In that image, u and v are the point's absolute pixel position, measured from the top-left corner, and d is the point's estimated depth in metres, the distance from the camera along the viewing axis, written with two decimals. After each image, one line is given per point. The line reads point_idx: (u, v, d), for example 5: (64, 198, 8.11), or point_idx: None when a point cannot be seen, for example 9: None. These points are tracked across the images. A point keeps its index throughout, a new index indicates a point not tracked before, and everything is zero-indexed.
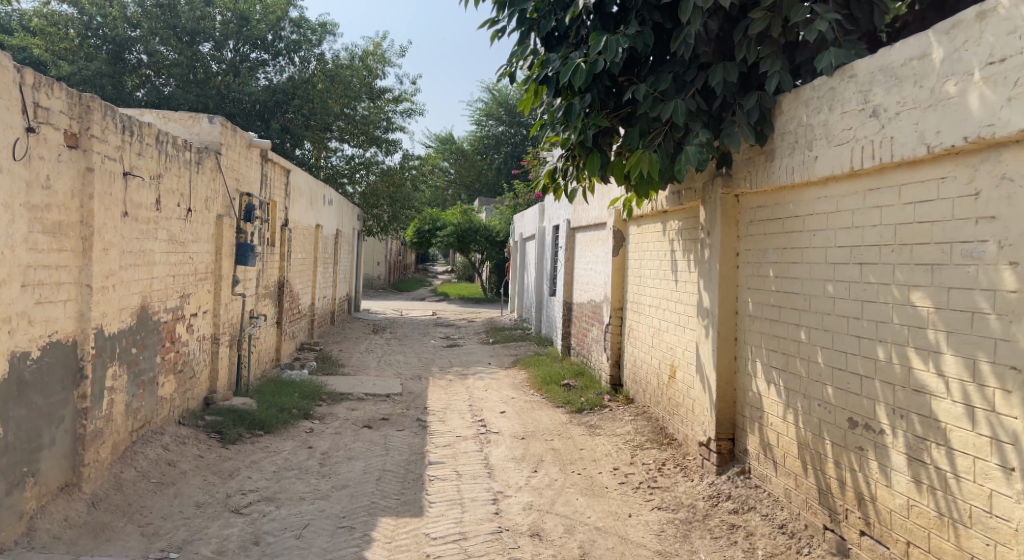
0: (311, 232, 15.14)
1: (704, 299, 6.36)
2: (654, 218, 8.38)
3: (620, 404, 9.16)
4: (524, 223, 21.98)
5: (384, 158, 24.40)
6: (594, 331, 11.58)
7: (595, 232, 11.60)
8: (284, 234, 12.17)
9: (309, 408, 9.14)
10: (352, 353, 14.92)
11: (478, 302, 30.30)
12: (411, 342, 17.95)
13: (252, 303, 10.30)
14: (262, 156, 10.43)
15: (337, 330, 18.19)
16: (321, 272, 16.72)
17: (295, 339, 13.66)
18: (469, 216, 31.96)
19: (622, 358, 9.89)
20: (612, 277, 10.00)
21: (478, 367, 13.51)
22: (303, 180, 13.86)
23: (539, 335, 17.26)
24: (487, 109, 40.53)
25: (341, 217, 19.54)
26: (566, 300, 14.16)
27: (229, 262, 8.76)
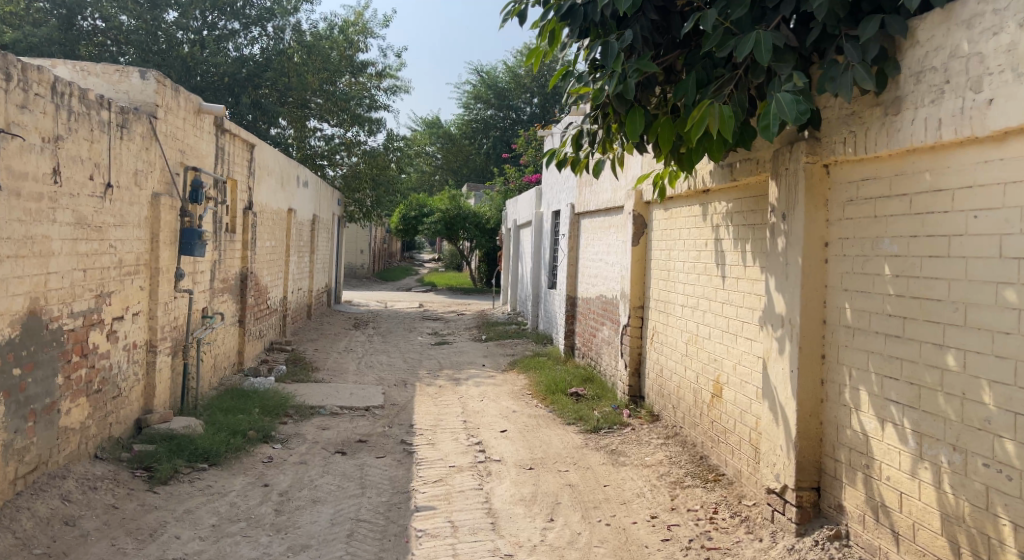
0: (282, 216, 13.60)
1: (774, 302, 4.79)
2: (692, 199, 6.84)
3: (644, 422, 7.65)
4: (519, 209, 20.41)
5: (367, 138, 22.87)
6: (607, 332, 10.07)
7: (608, 218, 10.06)
8: (249, 218, 10.62)
9: (271, 427, 7.61)
10: (329, 353, 13.39)
11: (467, 293, 28.77)
12: (396, 338, 16.42)
13: (206, 299, 8.74)
14: (216, 125, 8.89)
15: (314, 325, 16.62)
16: (295, 263, 15.18)
17: (263, 339, 12.11)
18: (458, 202, 30.41)
19: (643, 366, 8.38)
20: (630, 271, 8.45)
21: (471, 370, 12.01)
22: (271, 159, 12.29)
23: (537, 331, 15.74)
24: (475, 92, 39.00)
25: (319, 200, 18.01)
26: (570, 294, 12.64)
27: (169, 252, 7.22)
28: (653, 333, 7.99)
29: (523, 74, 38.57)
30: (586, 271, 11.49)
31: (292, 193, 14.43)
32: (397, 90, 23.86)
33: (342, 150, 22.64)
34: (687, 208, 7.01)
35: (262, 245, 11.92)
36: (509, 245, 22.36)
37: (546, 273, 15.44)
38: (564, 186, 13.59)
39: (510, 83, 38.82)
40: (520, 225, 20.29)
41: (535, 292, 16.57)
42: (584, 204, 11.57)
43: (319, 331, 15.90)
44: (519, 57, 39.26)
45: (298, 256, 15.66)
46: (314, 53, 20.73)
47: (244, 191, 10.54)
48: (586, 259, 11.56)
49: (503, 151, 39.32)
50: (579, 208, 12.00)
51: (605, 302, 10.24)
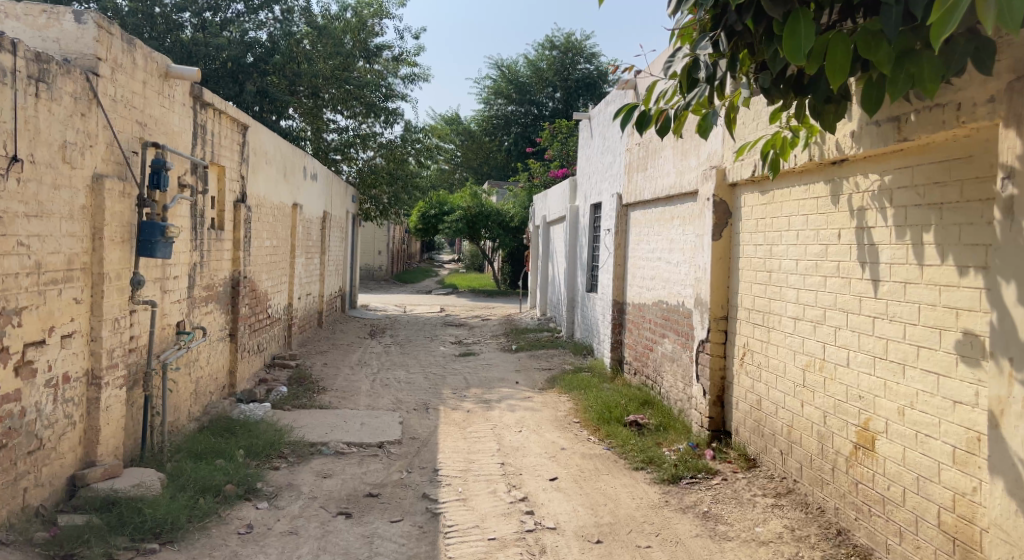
0: (286, 212, 11.99)
1: (1014, 322, 3.44)
2: (803, 175, 5.18)
3: (739, 470, 5.91)
4: (548, 204, 18.76)
5: (383, 130, 21.28)
6: (672, 348, 8.32)
7: (674, 208, 8.34)
8: (242, 213, 8.96)
9: (257, 476, 5.97)
10: (339, 368, 11.75)
11: (490, 295, 27.05)
12: (416, 348, 14.77)
13: (182, 312, 7.10)
14: (192, 96, 7.25)
15: (325, 335, 14.98)
16: (302, 265, 13.56)
17: (262, 355, 10.47)
18: (480, 199, 28.73)
19: (728, 394, 6.65)
20: (710, 273, 6.72)
21: (503, 389, 10.30)
22: (270, 145, 10.67)
23: (574, 340, 14.04)
24: (495, 87, 37.40)
25: (331, 195, 16.45)
26: (617, 299, 10.92)
27: (121, 252, 5.55)
28: (744, 353, 6.25)
29: (545, 67, 36.87)
30: (642, 272, 9.77)
31: (298, 186, 12.85)
32: (416, 77, 22.26)
33: (356, 144, 21.02)
34: (801, 185, 5.24)
35: (259, 246, 10.27)
36: (537, 243, 20.67)
37: (584, 275, 13.79)
38: (607, 174, 11.90)
39: (532, 77, 37.07)
40: (550, 222, 18.60)
41: (569, 296, 14.92)
42: (637, 192, 9.85)
43: (331, 342, 14.25)
44: (540, 50, 37.48)
45: (307, 258, 14.03)
46: (324, 37, 19.18)
47: (235, 180, 8.89)
48: (641, 259, 9.84)
49: (525, 148, 37.58)
50: (631, 198, 10.26)
51: (669, 311, 8.50)
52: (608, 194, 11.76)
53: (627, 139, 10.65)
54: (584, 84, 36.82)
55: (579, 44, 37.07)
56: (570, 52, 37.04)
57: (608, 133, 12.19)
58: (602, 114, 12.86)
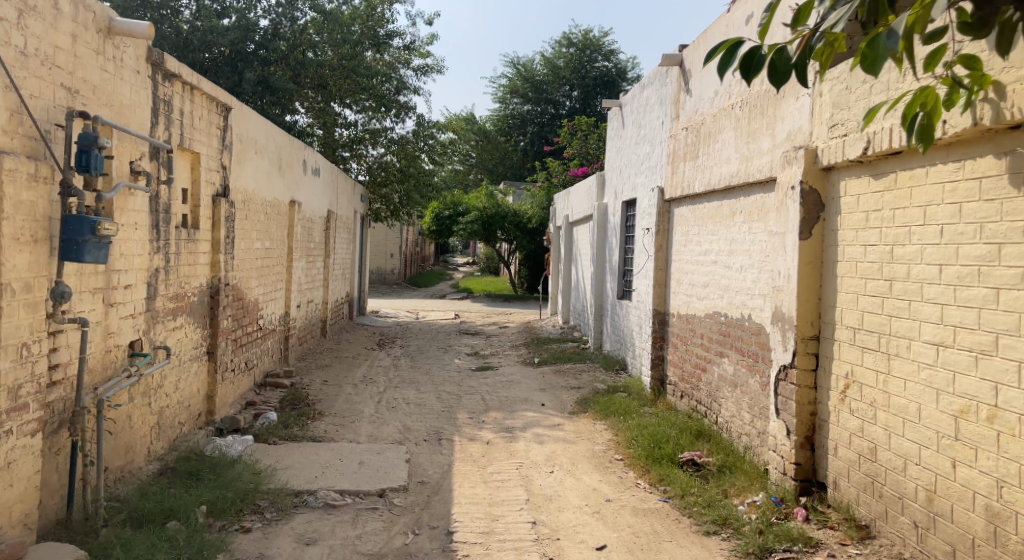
0: (282, 210, 10.69)
1: None
2: (955, 151, 4.06)
3: (850, 543, 4.51)
4: (571, 203, 17.43)
5: (394, 125, 19.98)
6: (736, 370, 6.94)
7: (742, 203, 6.95)
8: (224, 208, 7.65)
9: (219, 542, 4.65)
10: (341, 386, 10.42)
11: (508, 301, 25.68)
12: (428, 360, 13.42)
13: (138, 329, 5.78)
14: (151, 63, 5.94)
15: (329, 346, 13.64)
16: (302, 270, 12.24)
17: (251, 372, 9.14)
18: (496, 199, 27.37)
19: (822, 434, 5.24)
20: (796, 280, 5.36)
21: (527, 413, 8.92)
22: (263, 132, 9.37)
23: (604, 353, 12.67)
24: (511, 85, 36.13)
25: (336, 193, 15.15)
26: (659, 309, 9.55)
27: (33, 258, 4.21)
28: (849, 385, 4.81)
29: (562, 64, 35.50)
30: (692, 277, 8.40)
31: (297, 180, 11.55)
32: (428, 69, 20.92)
33: (366, 139, 19.72)
34: (948, 165, 4.12)
35: (248, 247, 8.95)
36: (558, 245, 19.34)
37: (616, 280, 12.49)
38: (646, 166, 10.59)
39: (548, 75, 35.72)
40: (574, 222, 17.27)
41: (597, 303, 13.61)
42: (687, 185, 8.51)
43: (334, 355, 12.92)
44: (557, 48, 36.15)
45: (308, 261, 12.72)
46: (331, 23, 17.86)
47: (215, 170, 7.58)
48: (691, 262, 8.48)
49: (542, 149, 36.22)
50: (678, 192, 8.90)
51: (731, 326, 7.12)
52: (647, 188, 10.45)
53: (671, 123, 9.31)
54: (603, 82, 35.43)
55: (597, 41, 35.74)
56: (588, 50, 35.71)
57: (646, 119, 10.86)
58: (637, 99, 11.54)
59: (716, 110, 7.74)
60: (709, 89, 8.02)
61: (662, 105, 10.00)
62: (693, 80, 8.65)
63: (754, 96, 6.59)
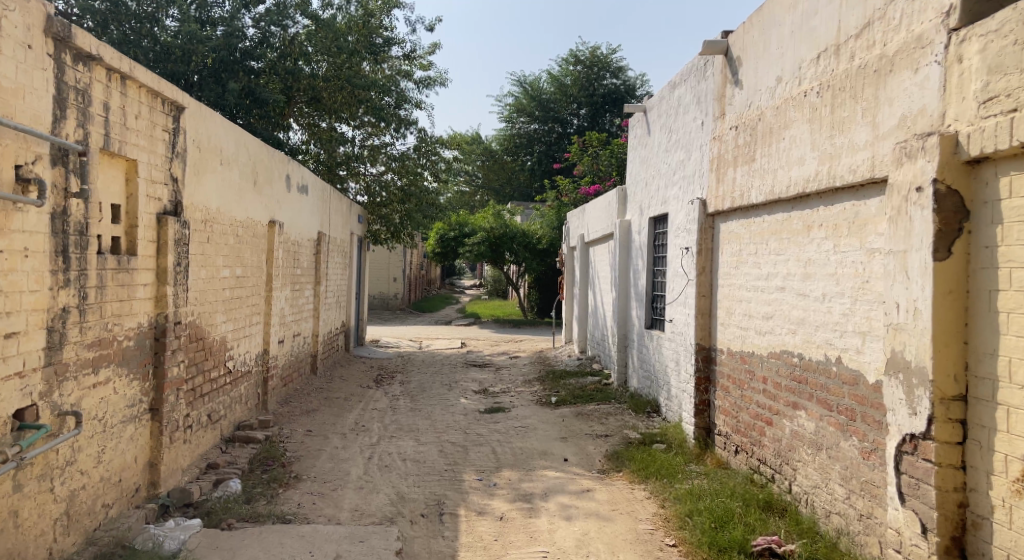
0: (260, 233, 9.24)
1: None
2: None
3: None
4: (587, 221, 16.02)
5: (395, 140, 18.60)
6: (821, 428, 5.46)
7: (822, 217, 5.52)
8: (173, 228, 6.14)
9: None
10: (329, 437, 8.93)
11: (517, 327, 24.20)
12: (431, 399, 11.94)
13: (30, 393, 4.39)
14: (53, 39, 4.57)
15: (319, 385, 12.17)
16: (286, 300, 10.76)
17: (218, 426, 7.67)
18: (503, 220, 25.94)
19: (980, 533, 4.04)
20: (928, 316, 4.17)
21: (550, 474, 7.43)
22: (231, 140, 7.92)
23: (632, 392, 11.24)
24: (518, 105, 34.76)
25: (328, 213, 13.70)
26: (703, 345, 8.11)
27: None
28: None
29: (569, 82, 34.06)
30: (751, 307, 6.94)
31: (279, 198, 10.08)
32: (431, 81, 19.51)
33: (364, 158, 18.32)
34: None
35: (212, 275, 7.46)
36: (572, 267, 17.92)
37: (644, 308, 11.10)
38: (682, 176, 9.16)
39: (556, 93, 34.33)
40: (590, 242, 15.83)
41: (622, 333, 12.23)
42: (739, 194, 7.06)
43: (325, 397, 11.43)
44: (564, 66, 34.79)
45: (293, 288, 11.23)
46: (324, 31, 16.41)
47: (161, 183, 6.06)
48: (747, 288, 7.06)
49: (550, 168, 34.81)
50: (726, 204, 7.44)
51: (811, 372, 5.66)
52: (683, 201, 9.02)
53: (714, 123, 7.84)
54: (612, 100, 34.02)
55: (605, 58, 34.25)
56: (596, 67, 34.18)
57: (680, 122, 9.42)
58: (668, 101, 10.12)
59: (779, 101, 6.25)
60: (767, 77, 6.52)
61: (701, 105, 8.56)
62: (743, 69, 7.14)
63: (841, 75, 5.11)
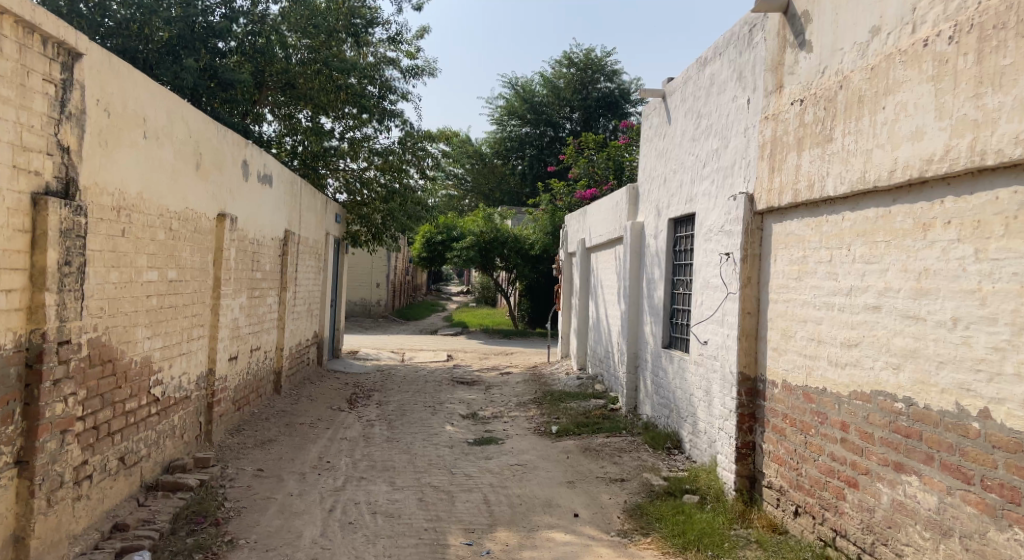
0: (207, 228, 7.65)
1: None
2: None
3: None
4: (589, 224, 14.48)
5: (379, 133, 17.04)
6: (949, 508, 4.07)
7: (960, 216, 4.04)
8: (58, 214, 4.54)
9: None
10: (285, 480, 7.33)
11: (507, 338, 22.62)
12: (413, 426, 10.34)
13: None
14: None
15: (281, 408, 10.53)
16: (240, 310, 9.13)
17: (135, 472, 6.04)
18: (494, 224, 24.35)
19: None
20: None
21: (559, 542, 5.87)
22: (165, 109, 6.31)
23: (648, 422, 9.70)
24: (509, 106, 33.25)
25: (297, 210, 12.10)
26: (748, 376, 6.57)
27: None
28: None
29: (562, 85, 32.63)
30: (819, 331, 5.42)
31: (233, 187, 8.47)
32: (418, 71, 17.97)
33: (345, 153, 16.73)
34: None
35: (132, 278, 5.85)
36: (571, 275, 16.39)
37: (661, 324, 9.63)
38: (717, 168, 7.66)
39: (549, 96, 32.92)
40: (593, 247, 14.28)
41: (633, 353, 10.76)
42: (808, 186, 5.51)
43: (286, 424, 9.78)
44: (557, 68, 33.34)
45: (250, 295, 9.60)
46: (300, 9, 15.00)
47: (37, 152, 4.46)
48: (814, 307, 5.53)
49: (542, 173, 33.34)
50: (785, 199, 5.90)
51: (930, 425, 4.20)
52: (720, 198, 7.50)
53: (768, 98, 6.30)
54: (606, 103, 32.71)
55: (599, 60, 32.82)
56: (590, 70, 32.74)
57: (714, 104, 7.89)
58: (695, 81, 8.60)
59: (874, 60, 4.70)
60: (854, 29, 4.97)
61: (744, 80, 7.04)
62: (814, 26, 5.55)
63: None
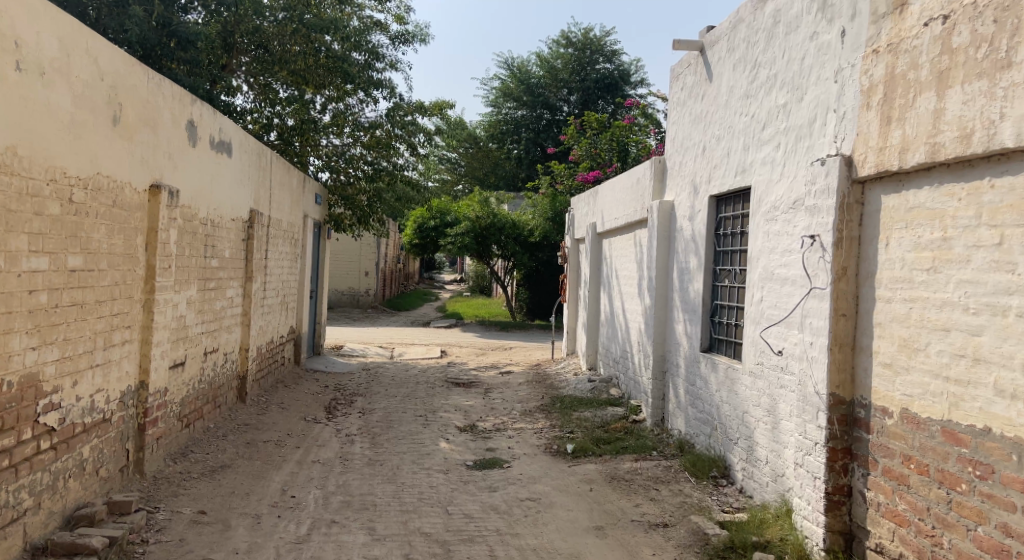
0: (133, 200, 5.99)
1: None
2: None
3: None
4: (600, 206, 12.84)
5: (363, 105, 15.36)
6: None
7: None
8: None
9: None
10: (233, 528, 5.68)
11: (505, 331, 20.96)
12: (400, 443, 8.69)
13: None
14: None
15: (243, 422, 8.85)
16: (186, 305, 7.47)
17: (13, 534, 4.50)
18: (491, 208, 22.64)
19: None
20: None
21: None
22: (53, 36, 4.72)
23: (683, 441, 8.04)
24: (505, 88, 31.51)
25: (265, 187, 10.42)
26: (842, 398, 4.92)
27: None
28: None
29: (560, 66, 30.95)
30: (976, 346, 3.91)
31: (174, 152, 6.83)
32: (408, 37, 16.27)
33: (329, 129, 15.02)
34: None
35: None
36: (578, 263, 14.76)
37: (700, 323, 8.00)
38: (787, 128, 6.03)
39: (545, 77, 31.20)
40: (605, 232, 12.62)
41: (660, 357, 9.14)
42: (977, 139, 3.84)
43: (246, 442, 8.11)
44: (555, 48, 31.63)
45: (201, 287, 7.92)
46: None
47: None
48: (971, 312, 3.94)
49: (538, 157, 31.62)
50: (916, 158, 4.21)
51: None
52: (794, 166, 5.88)
53: (879, 25, 4.65)
54: (605, 85, 30.97)
55: (598, 40, 31.15)
56: (589, 50, 31.10)
57: (781, 48, 6.23)
58: (750, 24, 6.95)
59: None
60: None
61: (829, 9, 5.39)
62: None
63: None
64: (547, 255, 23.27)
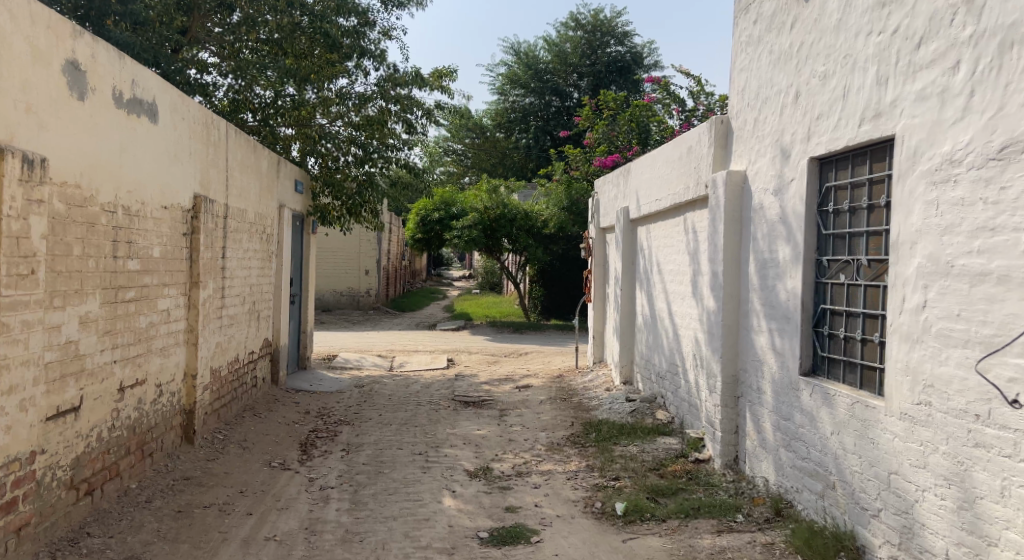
0: None
1: None
2: None
3: None
4: (635, 186, 10.55)
5: (351, 78, 13.20)
6: None
7: None
8: None
9: None
10: None
11: (519, 333, 18.68)
12: (391, 500, 6.51)
13: None
14: None
15: (180, 476, 6.66)
16: (78, 325, 5.27)
17: None
18: (500, 197, 20.38)
19: None
20: None
21: None
22: None
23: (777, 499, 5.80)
24: (510, 74, 29.31)
25: (218, 168, 8.28)
26: None
27: None
28: None
29: (569, 50, 28.66)
30: None
31: (37, 104, 4.69)
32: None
33: (313, 105, 12.71)
34: None
35: None
36: (606, 256, 12.50)
37: (798, 337, 5.74)
38: (976, 34, 3.92)
39: (553, 62, 28.93)
40: (643, 218, 10.35)
41: (732, 377, 6.89)
42: None
43: (178, 510, 5.95)
44: (562, 30, 29.36)
45: (109, 297, 5.75)
46: None
47: None
48: None
49: (549, 145, 29.21)
50: None
51: None
52: (998, 90, 3.82)
53: None
54: (617, 68, 28.54)
55: (610, 21, 28.81)
56: (599, 32, 28.74)
57: None
58: None
59: None
60: None
61: None
62: None
63: None
64: (563, 248, 21.11)
